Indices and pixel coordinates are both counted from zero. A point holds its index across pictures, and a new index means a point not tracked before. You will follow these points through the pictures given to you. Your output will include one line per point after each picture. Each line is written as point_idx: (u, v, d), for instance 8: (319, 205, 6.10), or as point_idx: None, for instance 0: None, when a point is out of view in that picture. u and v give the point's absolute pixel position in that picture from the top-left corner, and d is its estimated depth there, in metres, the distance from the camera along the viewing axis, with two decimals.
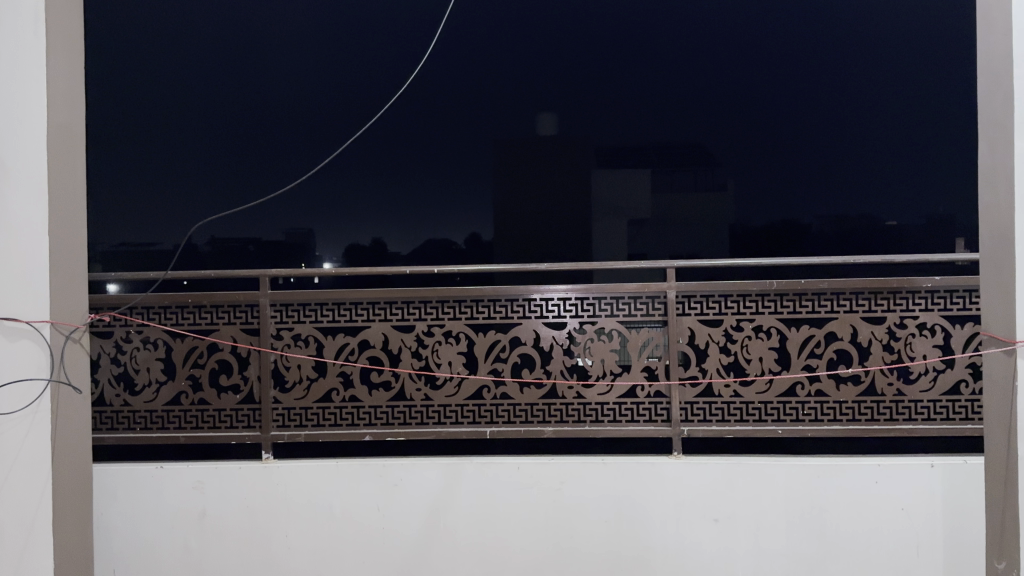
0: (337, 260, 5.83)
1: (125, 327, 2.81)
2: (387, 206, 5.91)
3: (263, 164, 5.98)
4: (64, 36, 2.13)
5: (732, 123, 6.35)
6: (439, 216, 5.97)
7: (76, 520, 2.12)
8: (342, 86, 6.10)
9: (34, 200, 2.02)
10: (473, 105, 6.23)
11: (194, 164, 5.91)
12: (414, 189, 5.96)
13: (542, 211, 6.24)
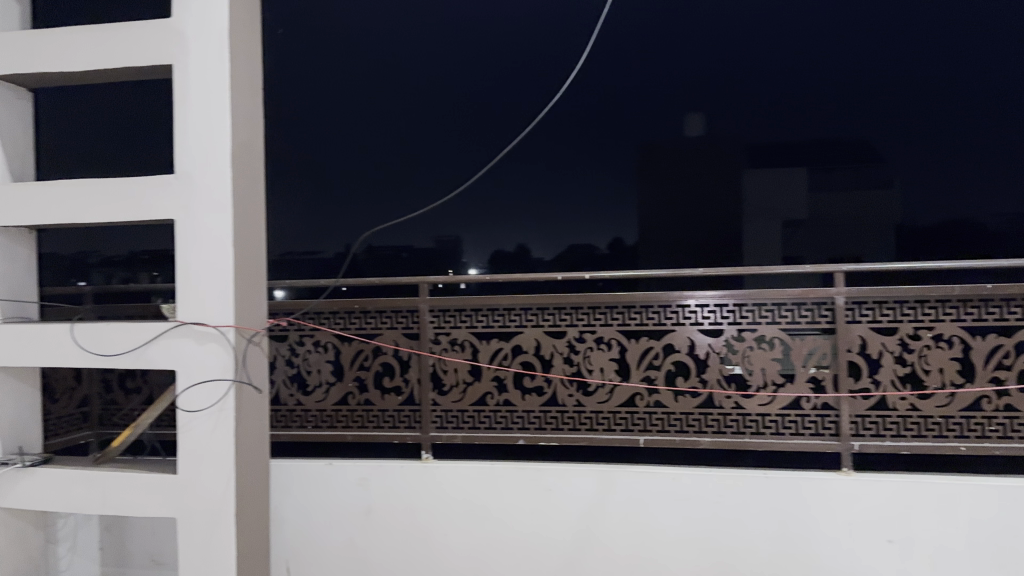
0: (484, 267, 5.62)
1: (299, 331, 3.02)
2: (525, 209, 5.64)
3: (379, 166, 5.66)
4: (243, 60, 2.27)
5: (930, 101, 5.19)
6: (582, 219, 5.57)
7: (250, 513, 2.24)
8: (460, 78, 5.37)
9: (221, 214, 2.17)
10: (614, 97, 5.59)
11: (318, 169, 5.67)
12: (545, 192, 5.62)
13: (674, 211, 5.66)
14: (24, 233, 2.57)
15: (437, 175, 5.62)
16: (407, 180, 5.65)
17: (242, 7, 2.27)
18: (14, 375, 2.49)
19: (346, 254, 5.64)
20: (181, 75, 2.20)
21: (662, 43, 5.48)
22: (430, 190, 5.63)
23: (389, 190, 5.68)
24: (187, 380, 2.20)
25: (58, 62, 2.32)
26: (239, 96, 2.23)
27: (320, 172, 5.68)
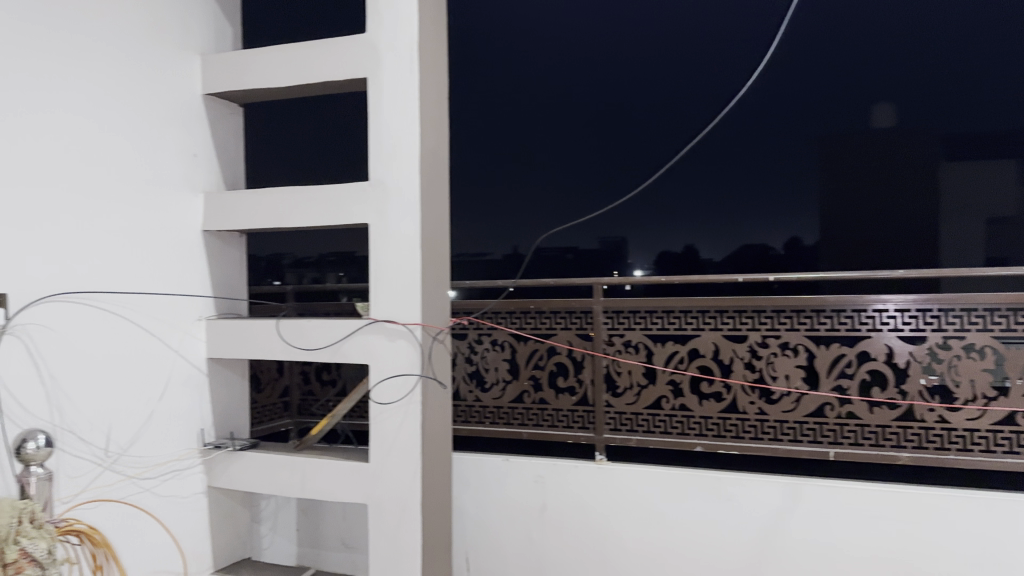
0: (648, 269, 5.34)
1: (477, 331, 3.13)
2: (696, 208, 5.17)
3: (531, 158, 5.06)
4: (431, 70, 2.36)
5: None
6: (761, 219, 5.07)
7: (434, 504, 2.34)
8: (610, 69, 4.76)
9: (410, 217, 2.28)
10: (793, 90, 4.94)
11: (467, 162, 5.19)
12: (722, 189, 5.11)
13: (861, 208, 5.03)
14: (235, 236, 2.81)
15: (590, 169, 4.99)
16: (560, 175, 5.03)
17: (432, 19, 2.37)
18: (226, 366, 2.74)
19: (516, 255, 5.06)
20: (376, 88, 2.33)
21: (849, 26, 4.74)
22: (592, 192, 5.00)
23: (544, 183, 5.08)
24: (378, 374, 2.33)
25: (266, 79, 2.52)
26: (427, 105, 2.33)
27: (469, 169, 5.18)
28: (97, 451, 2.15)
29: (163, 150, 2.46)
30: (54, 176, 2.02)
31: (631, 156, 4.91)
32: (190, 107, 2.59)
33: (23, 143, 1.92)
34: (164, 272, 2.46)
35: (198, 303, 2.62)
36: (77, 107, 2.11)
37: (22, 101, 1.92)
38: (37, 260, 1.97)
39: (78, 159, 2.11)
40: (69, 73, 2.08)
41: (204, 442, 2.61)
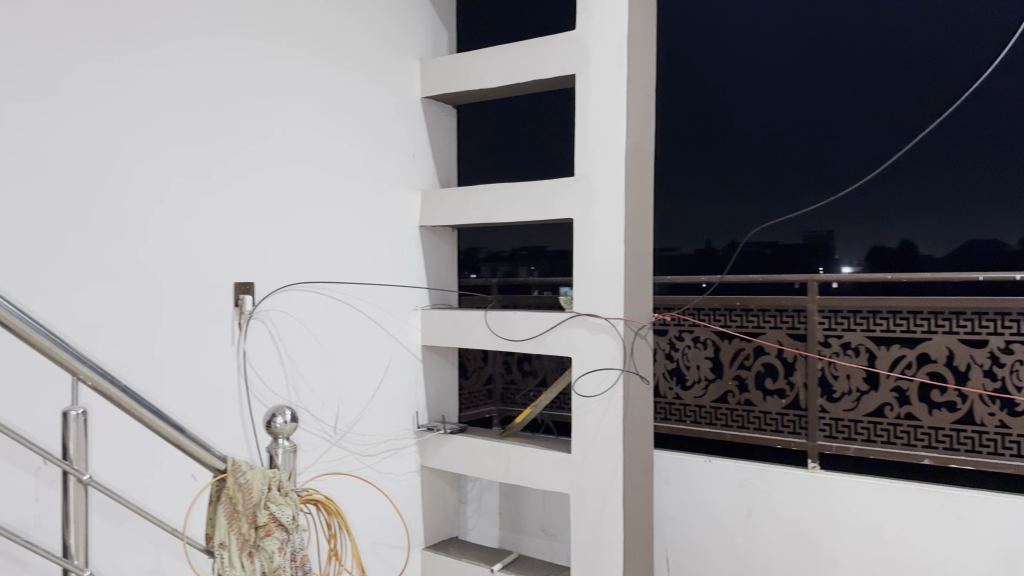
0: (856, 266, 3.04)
1: (679, 326, 3.09)
2: (885, 222, 3.00)
3: (747, 109, 3.33)
4: (641, 64, 2.34)
5: None
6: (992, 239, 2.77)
7: (637, 500, 2.33)
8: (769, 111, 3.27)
9: (614, 212, 2.29)
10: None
11: (714, 115, 3.40)
12: (951, 152, 2.85)
13: None
14: (447, 231, 2.95)
15: (816, 119, 3.15)
16: (766, 134, 3.28)
17: (643, 12, 2.36)
18: (438, 354, 2.88)
19: (712, 251, 3.42)
20: (584, 86, 2.36)
21: None
22: (807, 160, 3.17)
23: (744, 149, 3.33)
24: (581, 367, 2.36)
25: (479, 82, 2.63)
26: (636, 101, 2.31)
27: (723, 125, 3.38)
28: (327, 428, 2.38)
29: (384, 151, 2.64)
30: (290, 180, 2.29)
31: (874, 91, 3.00)
32: (411, 110, 2.77)
33: (264, 151, 2.21)
34: (386, 263, 2.65)
35: (415, 293, 2.78)
36: (312, 119, 2.37)
37: (262, 114, 2.20)
38: (276, 253, 2.24)
39: (312, 164, 2.36)
40: (305, 88, 2.34)
41: (419, 424, 2.77)
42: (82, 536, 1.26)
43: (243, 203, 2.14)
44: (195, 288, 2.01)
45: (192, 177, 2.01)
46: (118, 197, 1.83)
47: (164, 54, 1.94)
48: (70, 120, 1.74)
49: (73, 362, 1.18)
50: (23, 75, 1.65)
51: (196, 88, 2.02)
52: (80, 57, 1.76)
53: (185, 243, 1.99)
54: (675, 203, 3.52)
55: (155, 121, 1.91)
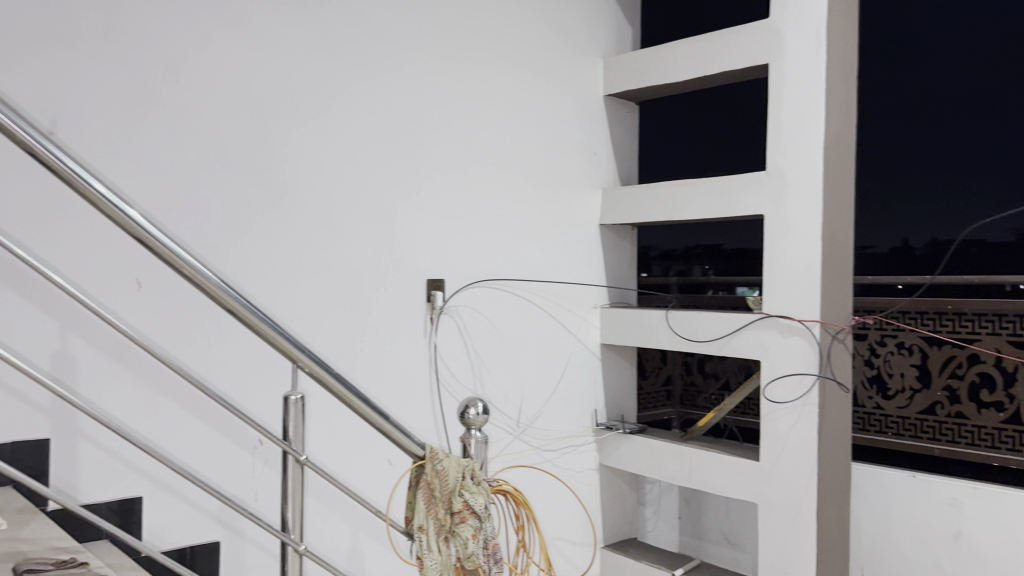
0: None
1: (880, 330, 2.64)
2: None
3: (952, 74, 2.49)
4: (845, 48, 2.20)
5: None
6: None
7: (833, 512, 2.20)
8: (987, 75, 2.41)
9: (810, 207, 2.18)
10: None
11: (914, 71, 2.59)
12: None
13: None
14: (627, 229, 2.90)
15: None
16: (968, 111, 2.45)
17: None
18: (618, 354, 2.84)
19: (908, 249, 2.59)
20: (778, 76, 2.26)
21: None
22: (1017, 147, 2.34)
23: (937, 122, 2.52)
24: (771, 371, 2.27)
25: (667, 77, 2.58)
26: (838, 88, 2.18)
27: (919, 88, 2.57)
28: (510, 421, 2.44)
29: (569, 150, 2.66)
30: (478, 179, 2.37)
31: None
32: (595, 108, 2.76)
33: (455, 154, 2.31)
34: (570, 261, 2.66)
35: (594, 291, 2.76)
36: (502, 121, 2.45)
37: (453, 118, 2.31)
38: (463, 249, 2.32)
39: (500, 163, 2.44)
40: (497, 94, 2.43)
41: (598, 422, 2.75)
42: (299, 512, 1.31)
43: (434, 202, 2.26)
44: (394, 281, 2.15)
45: (390, 179, 2.15)
46: (325, 196, 2.02)
47: (365, 66, 2.11)
48: (284, 126, 1.95)
49: (295, 352, 1.25)
50: (247, 88, 1.88)
51: (395, 96, 2.17)
52: (292, 72, 1.96)
53: (383, 239, 2.13)
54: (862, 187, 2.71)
55: (355, 128, 2.08)
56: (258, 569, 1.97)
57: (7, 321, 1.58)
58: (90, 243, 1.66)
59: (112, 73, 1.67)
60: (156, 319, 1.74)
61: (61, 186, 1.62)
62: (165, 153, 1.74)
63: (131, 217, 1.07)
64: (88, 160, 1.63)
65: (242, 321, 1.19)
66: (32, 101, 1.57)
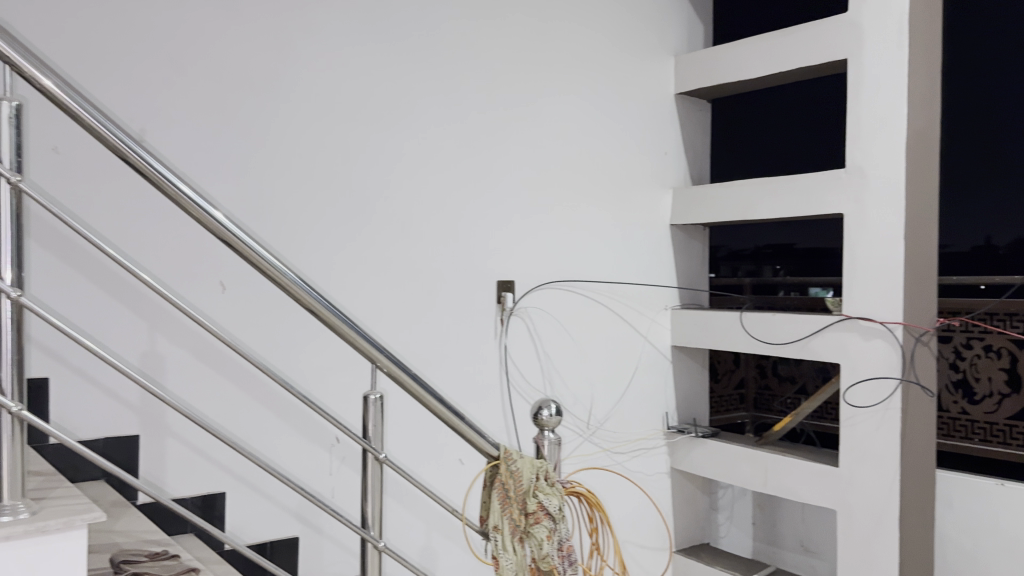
0: None
1: (965, 331, 2.43)
2: None
3: None
4: (929, 41, 2.13)
5: None
6: None
7: (918, 520, 2.13)
8: None
9: (892, 206, 2.11)
10: None
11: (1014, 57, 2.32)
12: None
13: None
14: (699, 229, 2.85)
15: None
16: None
17: None
18: (691, 356, 2.80)
19: (992, 249, 2.38)
20: (857, 72, 2.21)
21: None
22: None
23: None
24: (851, 375, 2.21)
25: (740, 74, 2.54)
26: (921, 83, 2.11)
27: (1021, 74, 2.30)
28: (580, 423, 2.44)
29: (640, 150, 2.64)
30: (549, 181, 2.37)
31: None
32: (666, 108, 2.73)
33: (526, 155, 2.32)
34: (641, 262, 2.64)
35: (665, 293, 2.72)
36: (572, 121, 2.44)
37: (523, 120, 2.32)
38: (535, 251, 2.33)
39: (571, 164, 2.43)
40: (567, 94, 2.43)
41: (669, 426, 2.72)
42: (377, 509, 1.33)
43: (506, 204, 2.27)
44: (464, 282, 2.18)
45: (461, 181, 2.18)
46: (397, 199, 2.05)
47: (439, 70, 2.14)
48: (360, 131, 1.99)
49: (375, 353, 1.25)
50: (323, 94, 1.93)
51: (465, 99, 2.19)
52: (368, 79, 2.00)
53: (453, 241, 2.16)
54: (948, 181, 2.48)
55: (429, 131, 2.11)
56: (336, 566, 2.01)
57: (100, 321, 1.65)
58: (178, 245, 1.72)
59: (199, 83, 1.74)
60: (239, 318, 1.80)
61: (150, 190, 1.69)
62: (248, 158, 1.81)
63: (215, 217, 1.06)
64: (175, 164, 1.70)
65: (320, 319, 1.19)
66: (123, 108, 1.64)
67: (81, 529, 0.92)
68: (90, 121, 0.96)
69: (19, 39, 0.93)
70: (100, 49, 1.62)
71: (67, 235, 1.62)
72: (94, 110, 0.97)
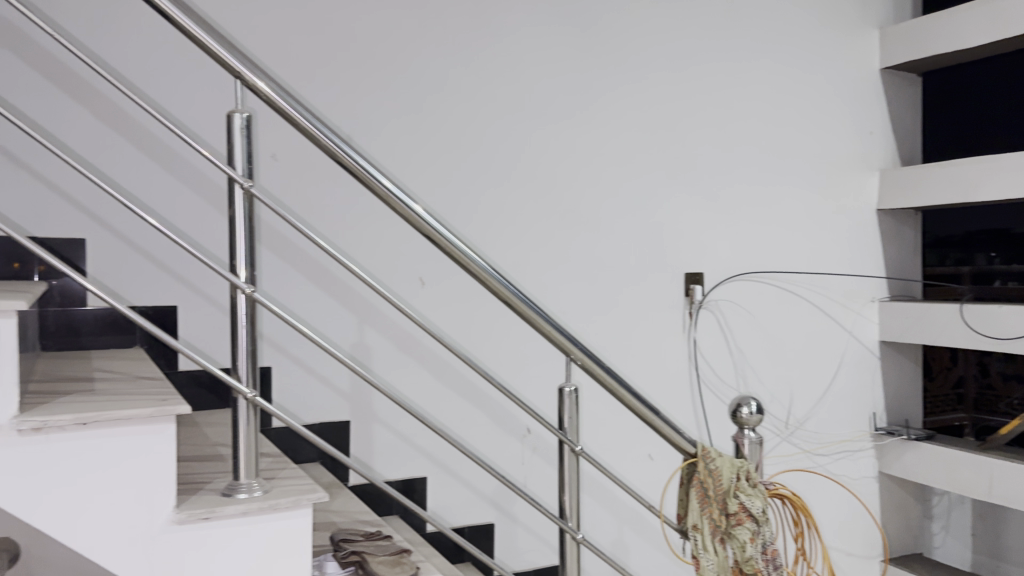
0: None
1: None
2: None
3: None
4: None
5: None
6: None
7: None
8: None
9: None
10: None
11: None
12: None
13: None
14: (910, 214, 2.63)
15: None
16: None
17: None
18: (901, 352, 2.60)
19: None
20: None
21: None
22: None
23: None
24: None
25: (957, 42, 2.31)
26: None
27: None
28: (779, 421, 2.34)
29: (840, 130, 2.47)
30: (742, 165, 2.28)
31: None
32: (870, 83, 2.53)
33: (716, 142, 2.24)
34: (844, 251, 2.47)
35: (871, 283, 2.53)
36: (766, 104, 2.32)
37: (714, 106, 2.23)
38: (727, 241, 2.25)
39: (763, 150, 2.32)
40: (760, 75, 2.31)
41: (877, 427, 2.52)
42: (575, 501, 1.28)
43: (696, 192, 2.21)
44: (652, 275, 2.14)
45: (650, 172, 2.14)
46: (585, 193, 2.05)
47: (625, 58, 2.10)
48: (549, 125, 2.00)
49: (567, 343, 1.11)
50: (512, 91, 1.96)
51: (654, 88, 2.14)
52: (556, 72, 2.01)
53: (642, 233, 2.13)
54: None
55: (617, 121, 2.09)
56: (531, 553, 2.04)
57: (314, 312, 1.77)
58: (382, 239, 1.82)
59: (399, 87, 1.83)
60: (440, 308, 1.88)
61: (360, 190, 1.80)
62: (443, 157, 1.88)
63: (417, 213, 0.97)
64: (382, 161, 1.81)
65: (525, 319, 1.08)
66: (336, 112, 1.76)
67: (308, 510, 0.89)
68: (298, 119, 0.88)
69: (219, 29, 0.85)
70: (314, 61, 1.74)
71: (287, 234, 1.75)
72: (299, 106, 0.88)
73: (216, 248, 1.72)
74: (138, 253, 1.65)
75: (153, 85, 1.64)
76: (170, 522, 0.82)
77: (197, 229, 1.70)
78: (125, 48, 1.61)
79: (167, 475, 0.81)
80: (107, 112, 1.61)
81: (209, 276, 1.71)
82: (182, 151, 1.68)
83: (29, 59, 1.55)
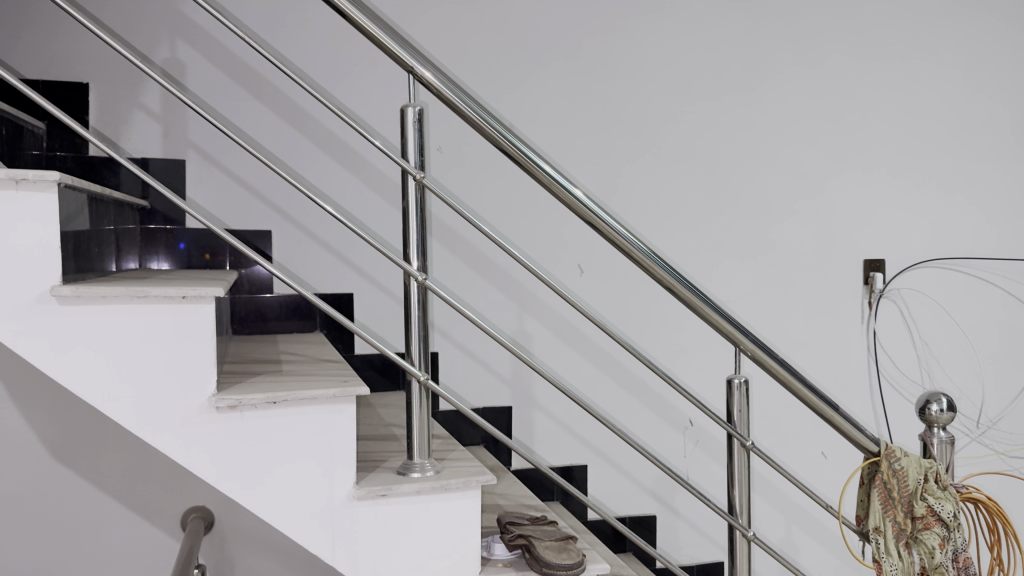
0: None
1: None
2: None
3: None
4: None
5: None
6: None
7: None
8: None
9: None
10: None
11: None
12: None
13: None
14: None
15: None
16: None
17: None
18: None
19: None
20: None
21: None
22: None
23: None
24: None
25: None
26: None
27: None
28: (967, 420, 2.18)
29: None
30: (925, 141, 2.11)
31: None
32: None
33: (897, 118, 2.08)
34: None
35: None
36: (957, 74, 2.13)
37: (894, 79, 2.08)
38: (907, 224, 2.10)
39: (950, 125, 2.13)
40: (949, 43, 2.12)
41: None
42: (745, 495, 1.13)
43: (874, 172, 2.07)
44: (826, 262, 2.03)
45: (824, 152, 2.02)
46: (753, 176, 1.97)
47: (796, 31, 1.98)
48: (714, 106, 1.93)
49: (738, 334, 0.98)
50: (675, 72, 1.91)
51: (829, 61, 2.02)
52: (721, 50, 1.93)
53: (815, 218, 2.02)
54: None
55: (787, 99, 1.99)
56: (693, 547, 2.00)
57: (477, 297, 1.81)
58: (542, 228, 1.83)
59: (559, 74, 1.83)
60: (601, 294, 1.87)
61: (523, 179, 1.82)
62: (603, 143, 1.86)
63: (576, 198, 0.91)
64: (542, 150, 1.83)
65: (704, 321, 0.98)
66: (498, 102, 1.79)
67: (476, 492, 0.90)
68: (460, 106, 0.85)
69: (387, 22, 0.84)
70: (479, 54, 1.78)
71: (455, 225, 1.80)
72: (466, 97, 0.85)
73: (392, 237, 1.80)
74: (319, 243, 1.75)
75: (329, 82, 1.73)
76: (349, 497, 0.86)
77: (373, 219, 1.78)
78: (305, 51, 1.71)
79: (346, 453, 0.85)
80: (290, 112, 1.72)
81: (383, 264, 1.80)
82: (359, 147, 1.77)
83: (219, 62, 1.67)
